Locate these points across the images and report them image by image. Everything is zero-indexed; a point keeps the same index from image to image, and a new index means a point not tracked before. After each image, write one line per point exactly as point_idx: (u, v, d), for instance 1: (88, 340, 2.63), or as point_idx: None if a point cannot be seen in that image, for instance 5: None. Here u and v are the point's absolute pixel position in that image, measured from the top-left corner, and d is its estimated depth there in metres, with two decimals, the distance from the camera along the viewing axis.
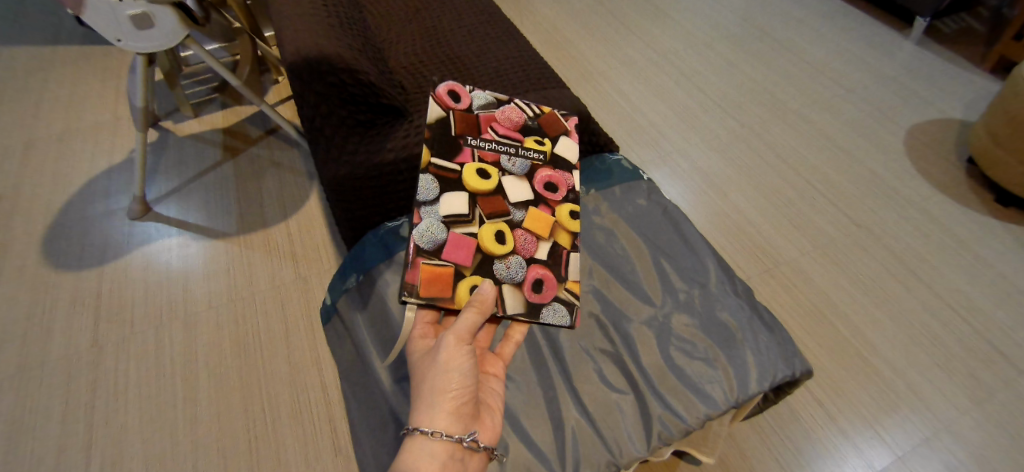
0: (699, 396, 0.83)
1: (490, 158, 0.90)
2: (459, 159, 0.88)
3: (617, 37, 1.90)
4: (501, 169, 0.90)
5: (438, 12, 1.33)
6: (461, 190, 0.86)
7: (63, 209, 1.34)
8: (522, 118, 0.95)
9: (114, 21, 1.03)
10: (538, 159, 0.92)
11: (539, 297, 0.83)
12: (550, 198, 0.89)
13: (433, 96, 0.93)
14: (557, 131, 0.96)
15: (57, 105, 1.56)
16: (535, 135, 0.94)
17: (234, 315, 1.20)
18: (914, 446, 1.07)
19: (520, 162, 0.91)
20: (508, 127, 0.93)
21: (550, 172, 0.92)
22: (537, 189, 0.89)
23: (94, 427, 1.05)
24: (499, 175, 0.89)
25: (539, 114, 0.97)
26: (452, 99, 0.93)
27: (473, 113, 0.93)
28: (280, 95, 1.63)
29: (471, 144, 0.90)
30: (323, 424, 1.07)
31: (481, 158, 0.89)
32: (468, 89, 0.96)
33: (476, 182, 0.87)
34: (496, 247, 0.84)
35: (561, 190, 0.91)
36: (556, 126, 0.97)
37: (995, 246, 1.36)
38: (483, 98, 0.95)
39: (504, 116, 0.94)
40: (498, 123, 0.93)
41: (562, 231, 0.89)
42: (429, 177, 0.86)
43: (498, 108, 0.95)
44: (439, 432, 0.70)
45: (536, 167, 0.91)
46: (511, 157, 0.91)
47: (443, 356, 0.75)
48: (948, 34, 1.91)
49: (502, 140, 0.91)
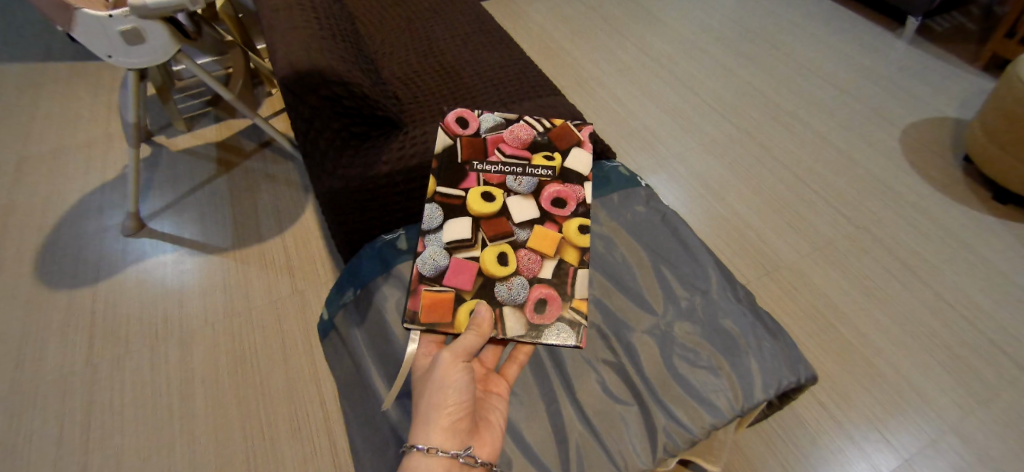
0: (704, 405, 0.82)
1: (496, 180, 0.91)
2: (464, 184, 0.90)
3: (611, 42, 1.91)
4: (507, 189, 0.90)
5: (431, 22, 1.33)
6: (465, 216, 0.87)
7: (56, 227, 1.33)
8: (531, 135, 0.95)
9: (104, 37, 1.02)
10: (546, 174, 0.91)
11: (543, 317, 0.80)
12: (557, 214, 0.88)
13: (442, 126, 0.96)
14: (569, 143, 0.96)
15: (48, 122, 1.55)
16: (544, 151, 0.94)
17: (230, 330, 1.18)
18: (920, 448, 1.06)
19: (528, 180, 0.90)
20: (517, 146, 0.94)
21: (559, 186, 0.90)
22: (544, 206, 0.88)
23: (89, 448, 1.03)
24: (504, 196, 0.89)
25: (549, 128, 0.97)
26: (460, 126, 0.95)
27: (481, 137, 0.95)
28: (274, 107, 1.63)
29: (477, 169, 0.92)
30: (323, 441, 1.06)
31: (486, 181, 0.90)
32: (476, 113, 0.97)
33: (480, 206, 0.87)
34: (497, 269, 0.83)
35: (570, 204, 0.89)
36: (568, 138, 0.96)
37: (994, 244, 1.36)
38: (492, 120, 0.97)
39: (512, 136, 0.95)
40: (506, 144, 0.94)
41: (569, 247, 0.86)
42: (435, 205, 0.88)
43: (506, 128, 0.96)
44: (435, 448, 0.69)
45: (544, 183, 0.90)
46: (518, 177, 0.91)
47: (439, 372, 0.74)
48: (940, 33, 1.91)
49: (508, 161, 0.92)
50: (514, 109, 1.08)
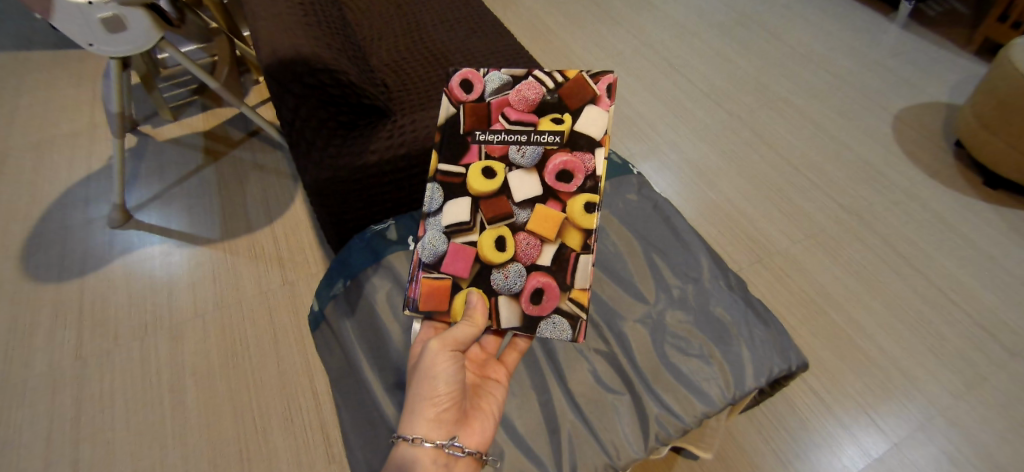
0: (696, 393, 0.82)
1: (498, 151, 0.83)
2: (465, 159, 0.84)
3: (602, 27, 1.88)
4: (509, 163, 0.83)
5: (419, 7, 1.31)
6: (465, 196, 0.83)
7: (41, 220, 1.30)
8: (539, 94, 0.84)
9: (84, 24, 0.99)
10: (553, 141, 0.82)
11: (538, 309, 0.79)
12: (561, 191, 0.81)
13: (445, 92, 0.87)
14: (581, 100, 0.83)
15: (30, 113, 1.52)
16: (553, 112, 0.83)
17: (221, 322, 1.17)
18: (909, 433, 1.07)
19: (531, 150, 0.82)
20: (522, 109, 0.84)
21: (566, 156, 0.81)
22: (548, 181, 0.81)
23: (80, 444, 1.02)
24: (505, 171, 0.82)
25: (560, 84, 0.84)
26: (463, 91, 0.86)
27: (485, 102, 0.85)
28: (262, 95, 1.60)
29: (480, 139, 0.84)
30: (316, 433, 1.05)
31: (488, 153, 0.83)
32: (482, 72, 0.87)
33: (480, 185, 0.82)
34: (494, 255, 0.80)
35: (577, 178, 0.81)
36: (580, 95, 0.83)
37: (984, 229, 1.36)
38: (498, 79, 0.86)
39: (519, 96, 0.84)
40: (511, 107, 0.84)
41: (572, 229, 0.80)
42: (436, 185, 0.84)
43: (513, 88, 0.85)
44: (420, 438, 0.70)
45: (549, 153, 0.82)
46: (521, 146, 0.82)
47: (427, 362, 0.74)
48: (933, 17, 1.91)
49: (513, 128, 0.83)
50: None
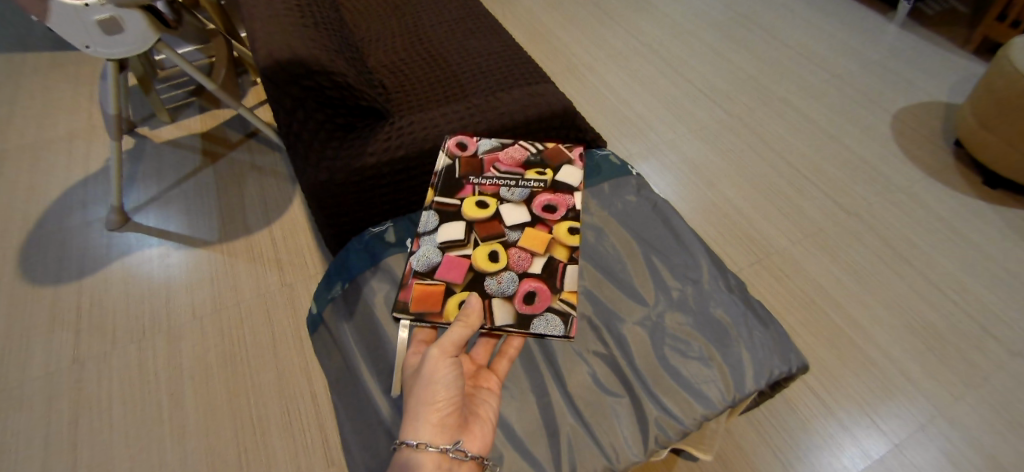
0: (696, 396, 0.82)
1: (491, 190, 0.92)
2: (460, 194, 0.92)
3: (600, 27, 1.88)
4: (500, 198, 0.91)
5: (417, 8, 1.30)
6: (458, 220, 0.88)
7: (38, 222, 1.30)
8: (525, 155, 0.97)
9: (80, 26, 0.98)
10: (539, 185, 0.93)
11: (531, 308, 0.80)
12: (547, 218, 0.89)
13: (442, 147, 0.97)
14: (560, 162, 0.97)
15: (27, 115, 1.51)
16: (537, 168, 0.96)
17: (219, 324, 1.17)
18: (909, 433, 1.07)
19: (520, 190, 0.92)
20: (511, 163, 0.95)
21: (550, 196, 0.91)
22: (535, 211, 0.89)
23: (78, 447, 1.01)
24: (497, 203, 0.90)
25: (542, 150, 0.98)
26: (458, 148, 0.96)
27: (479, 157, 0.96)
28: (259, 97, 1.59)
29: (474, 182, 0.93)
30: (315, 435, 1.05)
31: (482, 191, 0.92)
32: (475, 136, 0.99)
33: (473, 211, 0.89)
34: (487, 264, 0.83)
35: (560, 210, 0.90)
36: (559, 158, 0.98)
37: (983, 229, 1.36)
38: (489, 143, 0.98)
39: (507, 155, 0.96)
40: (501, 162, 0.96)
41: (559, 246, 0.86)
42: (431, 213, 0.90)
43: (503, 149, 0.97)
44: (425, 443, 0.69)
45: (536, 193, 0.92)
46: (511, 187, 0.92)
47: (428, 368, 0.73)
48: (931, 16, 1.90)
49: (504, 175, 0.94)
50: (505, 96, 1.06)
